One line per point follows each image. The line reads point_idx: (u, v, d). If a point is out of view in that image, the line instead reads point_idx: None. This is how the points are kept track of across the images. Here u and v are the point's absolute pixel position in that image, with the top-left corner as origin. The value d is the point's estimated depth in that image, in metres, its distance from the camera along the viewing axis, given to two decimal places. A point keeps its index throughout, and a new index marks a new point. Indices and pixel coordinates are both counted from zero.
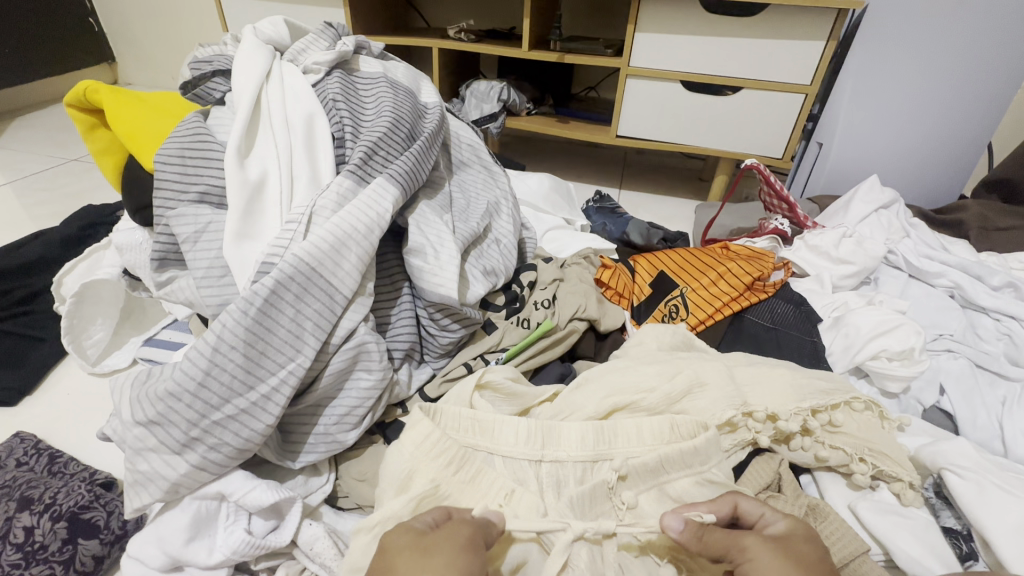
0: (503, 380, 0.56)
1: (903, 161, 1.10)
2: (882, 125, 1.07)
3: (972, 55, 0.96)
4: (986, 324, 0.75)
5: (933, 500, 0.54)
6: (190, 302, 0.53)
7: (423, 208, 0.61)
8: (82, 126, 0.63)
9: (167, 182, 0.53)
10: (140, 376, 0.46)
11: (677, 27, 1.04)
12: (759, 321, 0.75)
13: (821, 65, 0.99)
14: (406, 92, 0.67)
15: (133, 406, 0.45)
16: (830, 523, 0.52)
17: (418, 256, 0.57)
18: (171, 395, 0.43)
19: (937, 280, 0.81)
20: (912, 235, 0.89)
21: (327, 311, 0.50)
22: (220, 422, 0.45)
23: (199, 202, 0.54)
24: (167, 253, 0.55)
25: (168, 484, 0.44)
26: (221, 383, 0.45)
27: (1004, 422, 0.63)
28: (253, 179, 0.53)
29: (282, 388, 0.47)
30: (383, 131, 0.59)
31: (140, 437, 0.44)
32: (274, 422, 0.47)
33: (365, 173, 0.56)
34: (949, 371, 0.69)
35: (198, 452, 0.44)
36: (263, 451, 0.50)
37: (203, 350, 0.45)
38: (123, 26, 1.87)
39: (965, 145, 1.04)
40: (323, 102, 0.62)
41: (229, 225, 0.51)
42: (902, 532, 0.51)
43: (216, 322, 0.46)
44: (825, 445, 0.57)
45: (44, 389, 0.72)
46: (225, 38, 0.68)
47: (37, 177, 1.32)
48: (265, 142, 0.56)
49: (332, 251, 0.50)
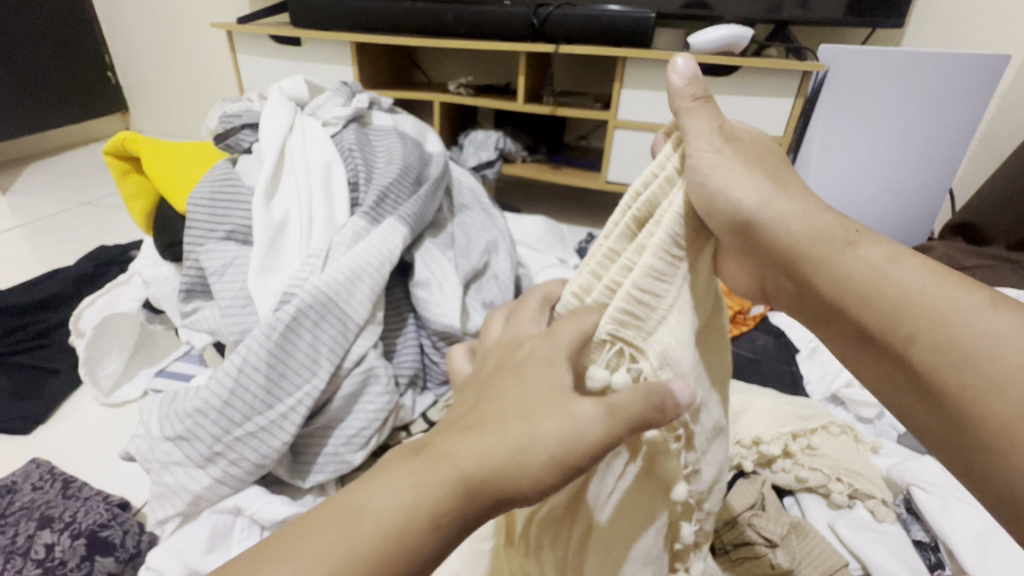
0: None
1: (873, 206, 1.18)
2: (850, 173, 1.16)
3: (922, 111, 1.07)
4: None
5: (904, 515, 0.58)
6: (212, 330, 0.58)
7: (428, 245, 0.67)
8: (116, 171, 0.68)
9: (198, 223, 0.59)
10: (167, 397, 0.51)
11: (658, 85, 1.14)
12: (741, 351, 0.79)
13: (792, 118, 1.09)
14: (414, 143, 0.74)
15: (162, 423, 0.49)
16: (812, 539, 0.56)
17: (423, 289, 0.63)
18: (198, 412, 0.48)
19: None
20: None
21: (341, 337, 0.54)
22: (241, 438, 0.49)
23: (226, 239, 0.60)
24: (193, 286, 0.60)
25: (190, 497, 0.48)
26: (244, 402, 0.49)
27: None
28: (277, 220, 0.59)
29: (299, 408, 0.51)
30: (393, 177, 0.65)
31: (168, 451, 0.48)
32: (289, 440, 0.50)
33: (377, 214, 0.62)
34: None
35: (219, 466, 0.48)
36: (276, 469, 0.54)
37: (228, 371, 0.49)
38: (140, 79, 1.98)
39: (926, 191, 1.15)
40: (340, 152, 0.68)
41: (254, 260, 0.57)
42: (877, 547, 0.54)
43: (241, 347, 0.51)
44: (804, 466, 0.61)
45: (56, 419, 0.75)
46: (251, 95, 0.76)
47: (51, 219, 1.38)
48: (289, 187, 0.62)
49: (348, 283, 0.55)
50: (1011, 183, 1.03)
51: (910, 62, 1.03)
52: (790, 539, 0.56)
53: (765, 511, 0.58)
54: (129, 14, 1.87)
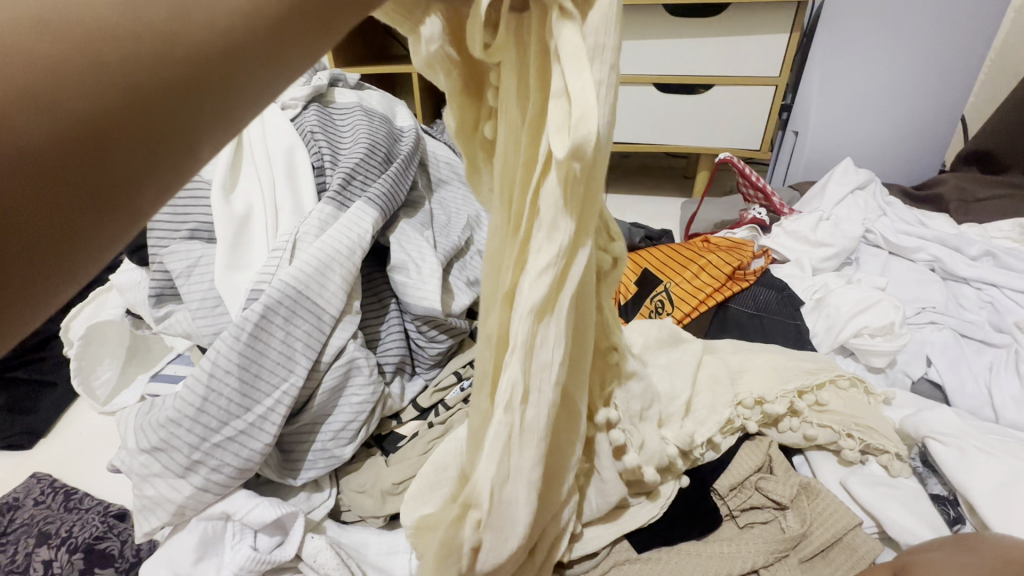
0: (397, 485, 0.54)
1: (879, 143, 1.12)
2: (854, 109, 1.09)
3: (931, 34, 0.99)
4: (967, 293, 0.76)
5: (919, 469, 0.56)
6: (187, 333, 0.56)
7: (404, 226, 0.63)
8: None
9: (159, 223, 0.57)
10: (143, 408, 0.50)
11: (643, 33, 1.06)
12: (743, 308, 0.75)
13: (788, 56, 1.01)
14: (382, 118, 0.70)
15: (138, 435, 0.48)
16: (822, 500, 0.53)
17: (402, 273, 0.59)
18: (172, 422, 0.46)
19: (916, 255, 0.81)
20: (888, 212, 0.89)
21: (316, 331, 0.52)
22: (220, 444, 0.47)
23: (190, 238, 0.57)
24: (163, 289, 0.58)
25: (174, 508, 0.47)
26: (219, 408, 0.47)
27: (991, 388, 0.64)
28: (240, 215, 0.56)
29: (278, 408, 0.49)
30: (360, 157, 0.61)
31: (145, 464, 0.47)
32: (271, 441, 0.49)
33: (345, 199, 0.59)
34: (934, 342, 0.69)
35: (201, 474, 0.47)
36: (265, 470, 0.53)
37: (199, 377, 0.47)
38: None
39: (938, 121, 1.08)
40: (302, 136, 0.64)
41: (219, 258, 0.54)
42: (892, 504, 0.52)
43: (211, 350, 0.49)
44: (813, 423, 0.58)
45: (57, 431, 0.75)
46: None
47: None
48: (250, 178, 0.59)
49: (317, 274, 0.52)
50: None
51: None
52: (799, 501, 0.54)
53: (772, 475, 0.56)
54: None
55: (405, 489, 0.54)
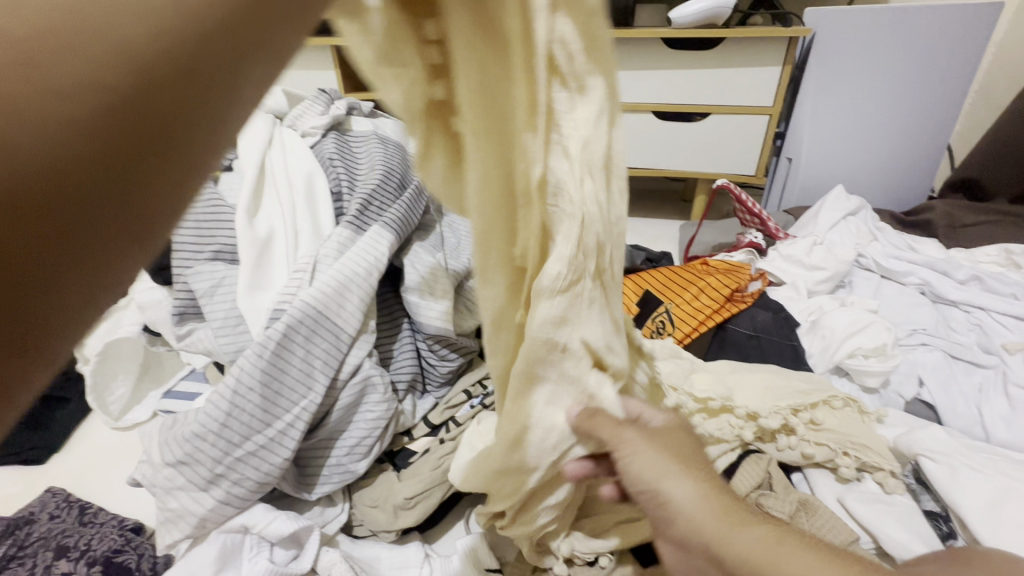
0: (408, 500, 0.55)
1: (869, 170, 1.16)
2: (844, 138, 1.14)
3: (915, 69, 1.05)
4: (957, 316, 0.79)
5: (913, 485, 0.57)
6: (208, 351, 0.58)
7: (417, 249, 0.66)
8: None
9: (185, 245, 0.59)
10: (167, 422, 0.52)
11: (643, 65, 1.11)
12: (742, 329, 0.78)
13: (781, 88, 1.06)
14: (396, 146, 0.73)
15: (162, 449, 0.50)
16: (820, 515, 0.55)
17: (415, 293, 0.62)
18: (197, 436, 0.48)
19: (907, 279, 0.84)
20: (879, 237, 0.93)
21: (334, 350, 0.54)
22: (242, 458, 0.49)
23: (214, 260, 0.60)
24: (186, 308, 0.61)
25: (196, 520, 0.49)
26: (241, 423, 0.49)
27: (981, 407, 0.66)
28: (262, 237, 0.59)
29: (297, 424, 0.51)
30: (376, 183, 0.64)
31: (170, 477, 0.49)
32: (290, 455, 0.51)
33: (362, 222, 0.62)
34: (925, 363, 0.72)
35: (223, 487, 0.49)
36: (282, 484, 0.55)
37: (224, 393, 0.49)
38: None
39: (924, 150, 1.12)
40: (321, 162, 0.67)
41: (242, 279, 0.57)
42: (888, 519, 0.54)
43: (235, 367, 0.51)
44: (809, 441, 0.60)
45: (70, 446, 0.76)
46: None
47: None
48: (271, 202, 0.62)
49: (336, 294, 0.55)
50: (1010, 136, 1.00)
51: (901, 17, 1.00)
52: (798, 517, 0.55)
53: (772, 490, 0.58)
54: None
55: (416, 504, 0.55)
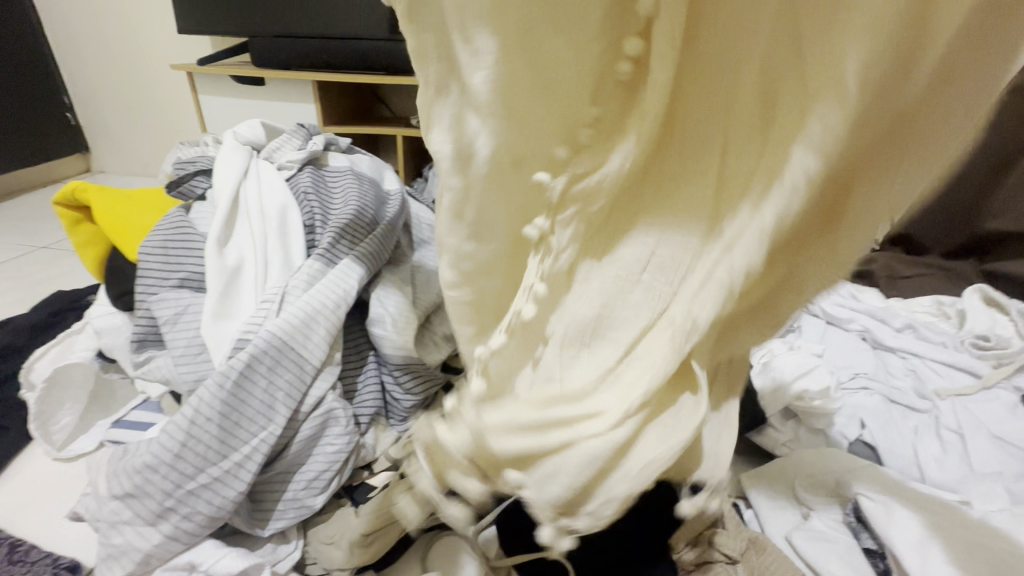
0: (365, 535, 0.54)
1: None
2: None
3: None
4: (894, 361, 0.84)
5: (853, 523, 0.60)
6: (165, 379, 0.57)
7: (386, 282, 0.67)
8: (66, 222, 0.67)
9: (150, 271, 0.59)
10: (116, 453, 0.50)
11: None
12: None
13: None
14: (371, 181, 0.74)
15: (110, 480, 0.48)
16: (768, 554, 0.57)
17: (379, 326, 0.63)
18: (149, 467, 0.47)
19: (850, 325, 0.90)
20: (825, 285, 0.99)
21: (297, 381, 0.54)
22: (194, 491, 0.48)
23: (179, 287, 0.60)
24: (146, 336, 0.60)
25: (140, 556, 0.47)
26: (197, 454, 0.48)
27: (917, 449, 0.70)
28: (230, 267, 0.59)
29: (254, 456, 0.51)
30: (350, 217, 0.66)
31: (116, 510, 0.48)
32: (245, 488, 0.50)
33: (333, 256, 0.63)
34: (866, 406, 0.76)
35: (171, 522, 0.48)
36: (234, 519, 0.54)
37: (180, 424, 0.49)
38: (102, 118, 1.98)
39: None
40: (295, 194, 0.68)
41: (207, 307, 0.57)
42: (831, 557, 0.56)
43: (193, 397, 0.50)
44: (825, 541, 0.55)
45: (5, 477, 0.72)
46: (206, 139, 0.78)
47: (6, 265, 1.35)
48: (243, 232, 0.62)
49: (303, 326, 0.55)
50: (939, 196, 1.10)
51: None
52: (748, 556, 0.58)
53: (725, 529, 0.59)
54: (91, 56, 1.87)
55: (374, 541, 0.54)
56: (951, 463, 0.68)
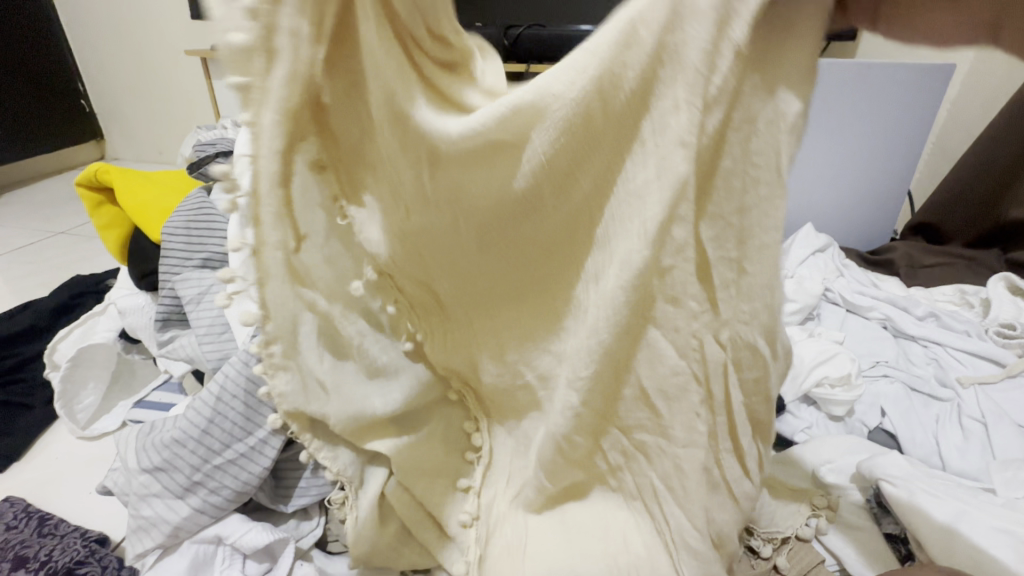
0: None
1: (837, 213, 1.21)
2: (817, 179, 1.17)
3: (885, 121, 1.11)
4: (916, 350, 0.83)
5: (875, 509, 0.59)
6: (190, 358, 0.58)
7: None
8: (88, 203, 0.68)
9: (174, 251, 0.59)
10: (144, 428, 0.51)
11: None
12: None
13: None
14: None
15: (139, 454, 0.49)
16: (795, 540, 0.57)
17: None
18: (176, 442, 0.48)
19: (870, 313, 0.89)
20: (845, 274, 0.98)
21: None
22: (220, 466, 0.49)
23: (202, 267, 0.60)
24: (170, 315, 0.61)
25: (169, 529, 0.48)
26: (223, 430, 0.49)
27: (938, 438, 0.70)
28: None
29: (279, 433, 0.51)
30: None
31: (145, 484, 0.49)
32: (269, 465, 0.51)
33: None
34: (887, 394, 0.75)
35: (199, 496, 0.49)
36: (258, 494, 0.54)
37: (206, 400, 0.49)
38: (116, 106, 1.99)
39: (886, 195, 1.19)
40: None
41: (231, 287, 0.57)
42: (851, 544, 0.57)
43: (219, 374, 0.51)
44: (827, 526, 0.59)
45: (32, 455, 0.74)
46: (225, 123, 0.78)
47: (26, 250, 1.38)
48: None
49: None
50: (964, 185, 1.08)
51: (862, 73, 1.05)
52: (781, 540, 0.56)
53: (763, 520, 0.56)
54: (106, 44, 1.89)
55: None
56: (973, 452, 0.67)
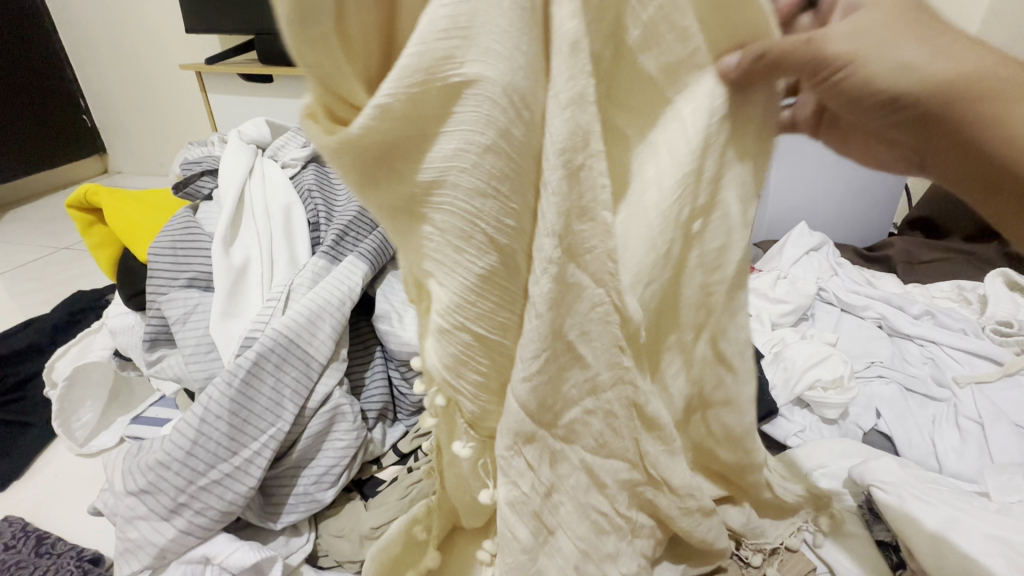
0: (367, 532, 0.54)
1: (835, 208, 1.19)
2: (812, 175, 1.15)
3: None
4: (911, 348, 0.83)
5: (867, 515, 0.59)
6: (178, 377, 0.59)
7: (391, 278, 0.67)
8: (79, 224, 0.69)
9: (160, 271, 0.60)
10: (132, 450, 0.52)
11: None
12: None
13: None
14: None
15: (125, 477, 0.50)
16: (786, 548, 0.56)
17: (386, 322, 0.62)
18: (161, 464, 0.49)
19: (865, 312, 0.88)
20: (840, 272, 0.97)
21: (304, 378, 0.55)
22: (206, 487, 0.49)
23: (188, 287, 0.61)
24: (158, 335, 0.62)
25: (156, 550, 0.49)
26: (207, 451, 0.50)
27: (934, 439, 0.69)
28: (237, 266, 0.60)
29: (263, 452, 0.52)
30: (354, 214, 0.65)
31: (132, 506, 0.49)
32: (255, 484, 0.51)
33: (337, 253, 0.63)
34: (882, 396, 0.74)
35: (185, 517, 0.49)
36: (246, 513, 0.55)
37: (190, 421, 0.50)
38: (116, 119, 2.01)
39: (884, 189, 1.17)
40: (300, 193, 0.69)
41: (216, 307, 0.58)
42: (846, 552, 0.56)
43: (203, 395, 0.51)
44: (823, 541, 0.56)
45: (31, 473, 0.75)
46: (213, 139, 0.79)
47: (29, 267, 1.39)
48: (249, 232, 0.63)
49: (308, 323, 0.56)
50: None
51: None
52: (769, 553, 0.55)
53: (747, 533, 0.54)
54: (103, 59, 1.90)
55: (382, 533, 0.55)
56: (970, 453, 0.67)
